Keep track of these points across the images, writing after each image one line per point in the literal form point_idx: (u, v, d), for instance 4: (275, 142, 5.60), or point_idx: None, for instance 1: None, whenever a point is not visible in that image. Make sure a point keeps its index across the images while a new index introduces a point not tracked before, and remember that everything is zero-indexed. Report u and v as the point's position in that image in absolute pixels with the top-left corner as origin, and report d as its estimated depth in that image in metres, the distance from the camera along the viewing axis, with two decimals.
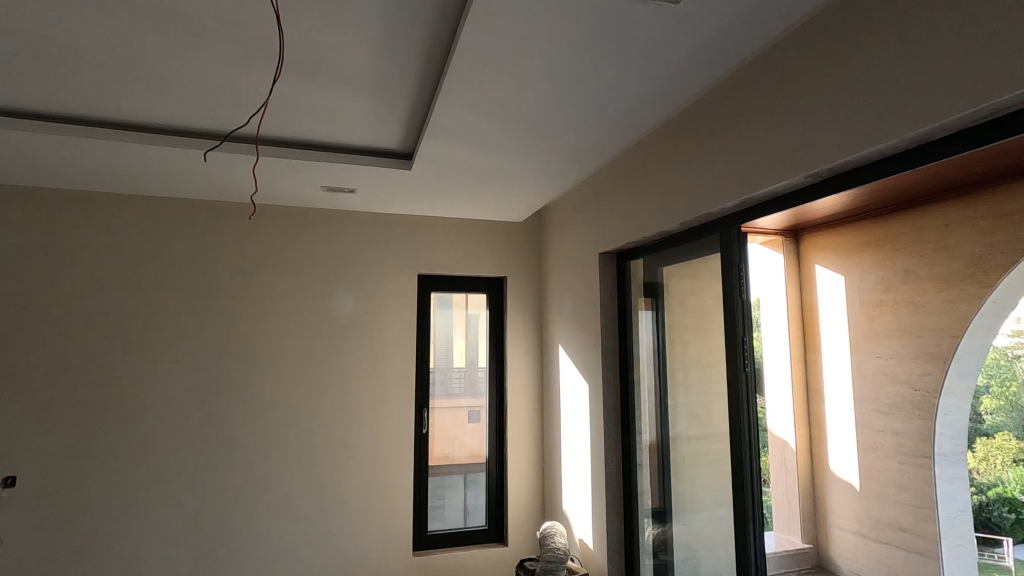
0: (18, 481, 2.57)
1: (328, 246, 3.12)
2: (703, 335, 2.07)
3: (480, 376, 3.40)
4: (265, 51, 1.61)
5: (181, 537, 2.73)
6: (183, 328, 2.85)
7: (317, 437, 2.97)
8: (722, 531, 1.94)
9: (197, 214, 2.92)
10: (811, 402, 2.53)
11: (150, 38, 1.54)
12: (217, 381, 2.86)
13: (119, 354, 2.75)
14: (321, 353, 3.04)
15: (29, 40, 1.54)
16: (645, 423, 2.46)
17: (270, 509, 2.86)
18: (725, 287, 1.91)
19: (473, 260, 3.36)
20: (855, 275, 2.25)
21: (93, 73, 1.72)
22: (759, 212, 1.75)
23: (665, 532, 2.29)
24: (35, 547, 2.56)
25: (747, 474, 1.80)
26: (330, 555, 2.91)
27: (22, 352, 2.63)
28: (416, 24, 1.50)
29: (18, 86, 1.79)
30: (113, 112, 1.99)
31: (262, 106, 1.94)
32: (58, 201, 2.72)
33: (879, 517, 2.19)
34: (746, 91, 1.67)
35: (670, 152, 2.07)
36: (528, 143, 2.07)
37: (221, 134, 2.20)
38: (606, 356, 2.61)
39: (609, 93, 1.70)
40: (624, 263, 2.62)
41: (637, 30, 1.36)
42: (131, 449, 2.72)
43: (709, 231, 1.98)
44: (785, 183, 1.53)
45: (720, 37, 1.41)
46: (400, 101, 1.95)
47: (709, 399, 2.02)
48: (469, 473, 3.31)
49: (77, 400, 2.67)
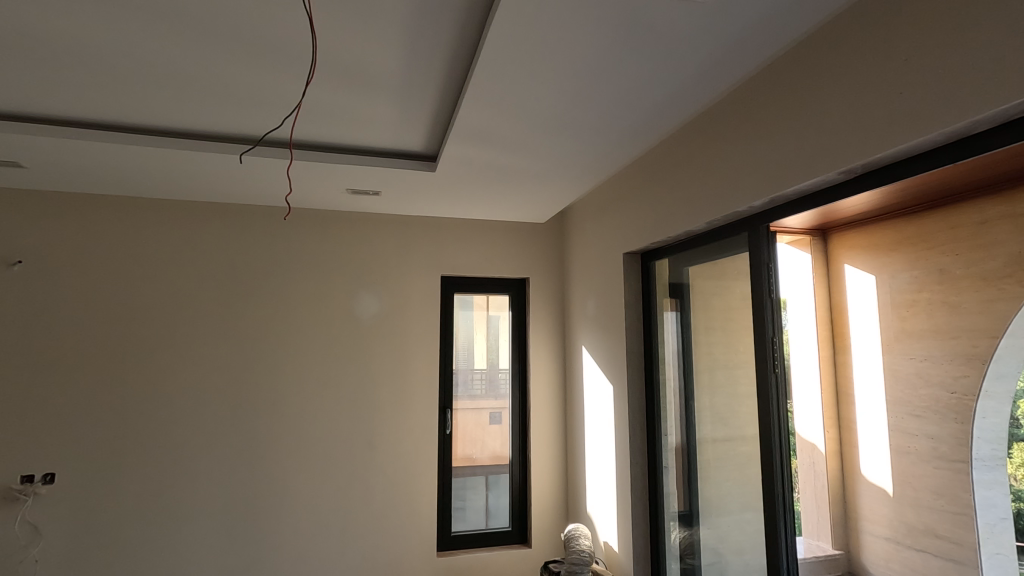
0: (57, 477, 2.66)
1: (352, 248, 3.15)
2: (730, 336, 2.04)
3: (502, 377, 3.40)
4: (292, 54, 1.64)
5: (211, 534, 2.78)
6: (213, 329, 2.91)
7: (343, 438, 3.01)
8: (751, 536, 1.90)
9: (226, 218, 2.99)
10: (840, 404, 2.47)
11: (178, 44, 1.58)
12: (246, 381, 2.92)
13: (152, 355, 2.83)
14: (347, 354, 3.07)
15: (67, 48, 1.59)
16: (670, 425, 2.43)
17: (297, 508, 2.90)
18: (754, 288, 1.88)
19: (495, 262, 3.37)
20: (886, 276, 2.19)
21: (128, 79, 1.77)
22: (788, 210, 1.72)
23: (691, 536, 2.26)
24: (73, 542, 2.64)
25: (778, 479, 1.77)
26: (356, 554, 2.94)
27: (62, 352, 2.73)
28: (442, 26, 1.52)
29: (59, 94, 1.86)
30: (146, 119, 2.05)
31: (294, 110, 1.99)
32: (95, 207, 2.82)
33: (913, 523, 2.12)
34: (775, 87, 1.64)
35: (695, 151, 2.04)
36: (552, 143, 2.07)
37: (252, 138, 2.25)
38: (630, 357, 2.59)
39: (634, 92, 1.69)
40: (649, 264, 2.60)
41: (663, 28, 1.36)
42: (164, 447, 2.79)
43: (736, 231, 1.95)
44: (817, 180, 1.50)
45: (748, 33, 1.39)
46: (424, 103, 1.96)
47: (736, 402, 1.99)
48: (491, 474, 3.31)
49: (113, 401, 2.76)
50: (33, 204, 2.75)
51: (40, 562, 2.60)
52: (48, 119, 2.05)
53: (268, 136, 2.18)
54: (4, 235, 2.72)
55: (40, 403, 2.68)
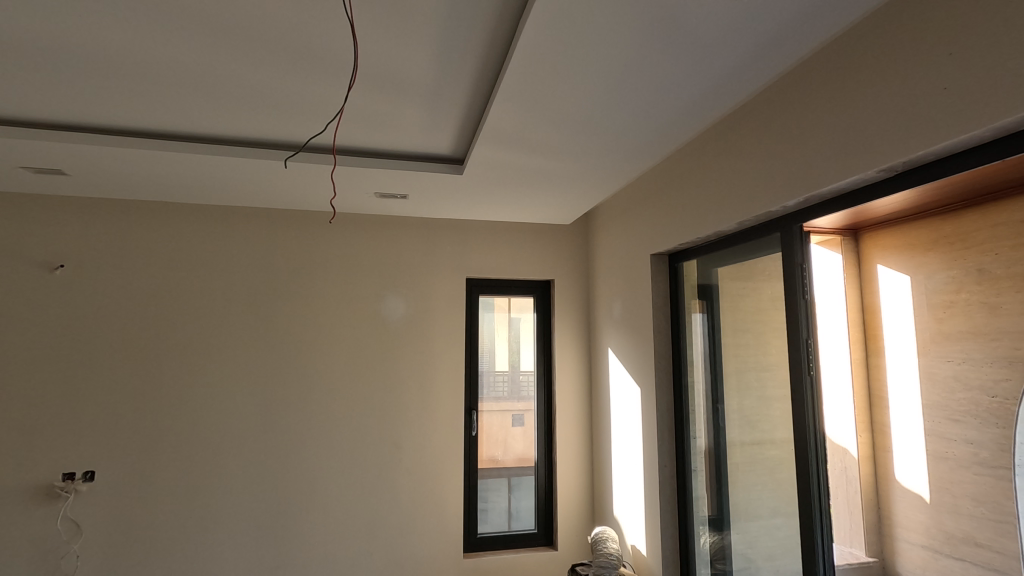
0: (97, 475, 2.73)
1: (378, 252, 3.19)
2: (760, 338, 2.02)
3: (525, 379, 3.40)
4: (323, 60, 1.66)
5: (242, 533, 2.83)
6: (244, 331, 2.97)
7: (370, 439, 3.04)
8: (783, 542, 1.88)
9: (256, 223, 3.05)
10: (874, 408, 2.32)
11: (217, 51, 1.61)
12: (275, 383, 2.97)
13: (185, 356, 2.89)
14: (373, 356, 3.10)
15: (108, 58, 1.64)
16: (699, 428, 2.40)
17: (327, 507, 2.94)
18: (786, 289, 1.85)
19: (520, 264, 3.37)
20: (921, 275, 2.07)
21: (164, 86, 1.82)
22: (822, 210, 1.69)
23: (722, 541, 2.23)
24: (111, 537, 2.71)
25: (815, 483, 1.74)
26: (383, 554, 2.97)
27: (102, 354, 2.81)
28: (474, 31, 1.53)
29: (100, 103, 1.92)
30: (183, 125, 2.11)
31: (336, 115, 2.02)
32: (132, 213, 2.91)
33: (952, 531, 2.01)
34: (809, 84, 1.61)
35: (724, 152, 2.03)
36: (580, 145, 2.07)
37: (297, 145, 2.32)
38: (658, 359, 2.57)
39: (665, 92, 1.68)
40: (676, 265, 2.57)
41: (697, 26, 1.34)
42: (198, 447, 2.85)
43: (768, 231, 1.93)
44: (855, 178, 1.46)
45: (785, 30, 1.37)
46: (453, 107, 1.98)
47: (768, 405, 1.96)
48: (514, 477, 3.31)
49: (149, 400, 2.83)
50: (75, 210, 2.85)
51: (82, 557, 2.68)
52: (91, 128, 2.12)
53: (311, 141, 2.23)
54: (47, 241, 2.81)
55: (82, 404, 2.76)
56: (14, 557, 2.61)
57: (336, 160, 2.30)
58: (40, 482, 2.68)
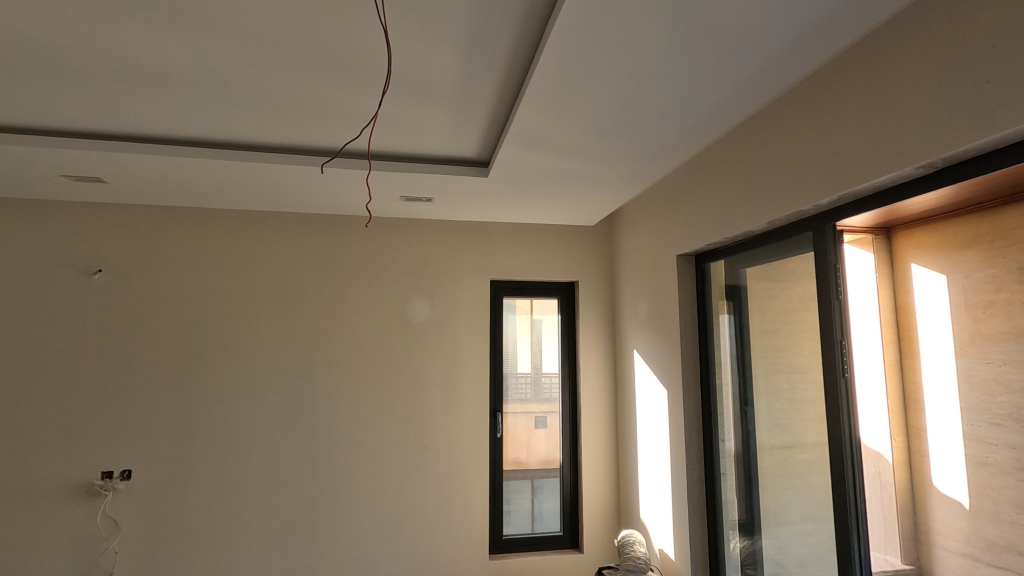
0: (133, 474, 2.81)
1: (404, 255, 3.22)
2: (791, 340, 1.98)
3: (547, 382, 3.39)
4: (351, 63, 1.68)
5: (273, 532, 2.88)
6: (273, 334, 3.02)
7: (396, 440, 3.07)
8: (814, 547, 1.85)
9: (285, 227, 3.11)
10: (908, 413, 1.95)
11: (250, 59, 1.65)
12: (303, 385, 3.02)
13: (217, 358, 2.96)
14: (400, 358, 3.13)
15: (145, 67, 1.70)
16: (728, 431, 2.37)
17: (355, 507, 2.97)
18: (820, 289, 1.82)
19: (544, 267, 3.37)
20: (958, 275, 1.77)
21: (198, 95, 1.87)
22: (856, 208, 1.66)
23: (753, 546, 2.19)
24: (147, 535, 2.79)
25: (851, 489, 1.71)
26: (409, 555, 2.99)
27: (138, 356, 2.89)
28: (502, 32, 1.53)
29: (138, 112, 1.99)
30: (216, 132, 2.17)
31: (369, 121, 2.05)
32: (165, 218, 2.99)
33: (994, 539, 1.67)
34: (841, 81, 1.59)
35: (753, 151, 2.00)
36: (607, 146, 2.07)
37: (331, 151, 2.37)
38: (686, 361, 2.54)
39: (694, 92, 1.67)
40: (703, 266, 2.54)
41: (728, 25, 1.33)
42: (230, 448, 2.91)
43: (799, 231, 1.90)
44: (892, 176, 1.43)
45: (817, 27, 1.35)
46: (479, 110, 1.99)
47: (798, 408, 1.93)
48: (537, 479, 3.30)
49: (183, 401, 2.90)
50: (112, 217, 2.94)
51: (120, 553, 2.76)
52: (128, 137, 2.20)
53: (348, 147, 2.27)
54: (86, 247, 2.91)
55: (118, 404, 2.85)
56: (56, 552, 2.71)
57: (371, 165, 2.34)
58: (80, 480, 2.77)
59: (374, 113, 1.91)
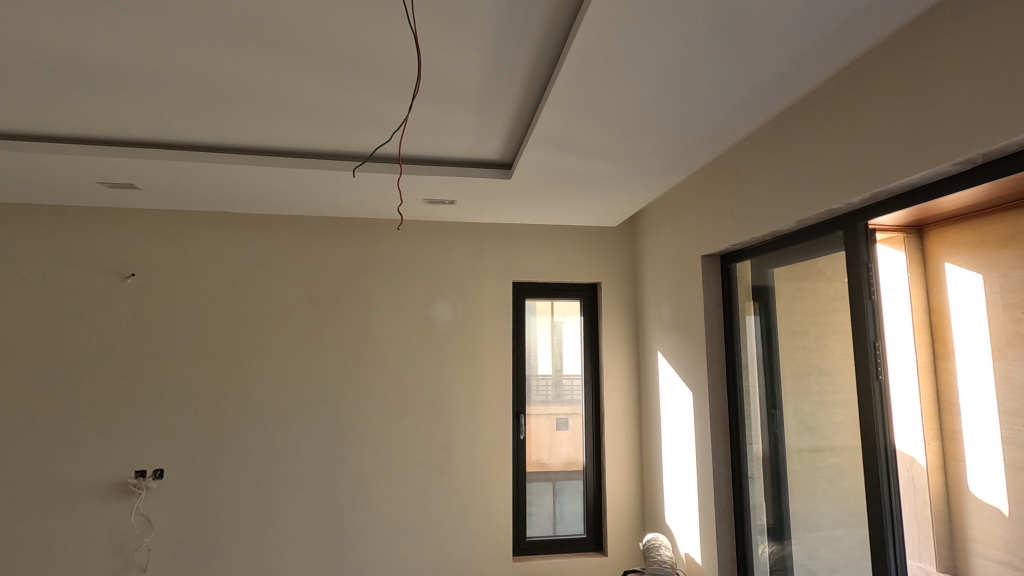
0: (165, 473, 2.88)
1: (426, 258, 3.24)
2: (820, 341, 1.95)
3: (569, 383, 3.38)
4: (375, 69, 1.71)
5: (300, 532, 2.93)
6: (300, 336, 3.07)
7: (420, 441, 3.09)
8: (845, 554, 1.82)
9: (310, 230, 3.16)
10: (942, 416, 1.81)
11: (279, 65, 1.69)
12: (328, 386, 3.06)
13: (245, 360, 3.01)
14: (423, 359, 3.16)
15: (178, 76, 1.75)
16: (755, 433, 2.33)
17: (380, 507, 3.00)
18: (852, 290, 1.78)
19: (567, 268, 3.36)
20: (996, 273, 1.67)
21: (227, 102, 1.92)
22: (889, 207, 1.61)
23: (782, 551, 2.14)
24: (178, 533, 2.85)
25: (886, 493, 1.67)
26: (433, 556, 3.00)
27: (169, 358, 2.96)
28: (527, 34, 1.54)
29: (171, 119, 2.05)
30: (245, 138, 2.22)
31: (400, 125, 2.09)
32: (195, 223, 3.06)
33: None
34: (871, 78, 1.55)
35: (780, 149, 1.97)
36: (631, 147, 2.05)
37: (362, 156, 2.41)
38: (711, 363, 2.51)
39: (718, 91, 1.65)
40: (729, 266, 2.51)
41: (755, 22, 1.31)
42: (260, 448, 2.96)
43: (830, 230, 1.86)
44: (927, 173, 1.39)
45: (846, 23, 1.33)
46: (503, 111, 1.99)
47: (828, 411, 1.90)
48: (559, 481, 3.29)
49: (212, 401, 2.96)
50: (144, 222, 3.02)
51: (153, 551, 2.83)
52: (161, 144, 2.26)
53: (378, 151, 2.31)
54: (120, 251, 3.00)
55: (151, 404, 2.92)
56: (92, 549, 2.79)
57: (401, 169, 2.37)
58: (115, 479, 2.84)
59: (404, 117, 1.94)
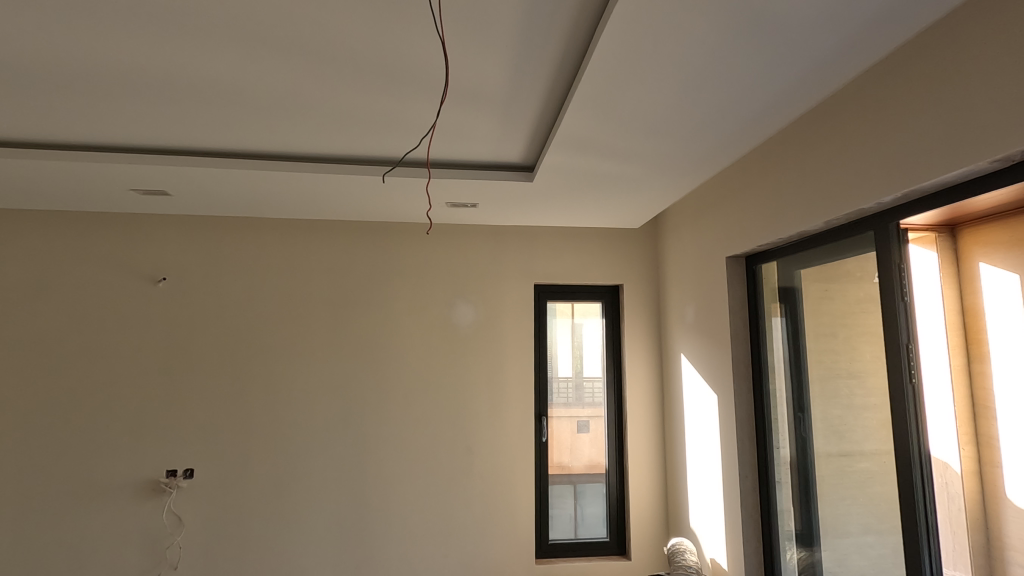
0: (195, 473, 2.95)
1: (448, 261, 3.26)
2: (850, 343, 1.91)
3: (590, 386, 3.37)
4: (398, 74, 1.73)
5: (326, 533, 2.96)
6: (325, 339, 3.12)
7: (444, 443, 3.10)
8: (877, 561, 1.79)
9: (335, 234, 3.20)
10: (978, 419, 1.68)
11: (305, 72, 1.72)
12: (353, 389, 3.09)
13: (270, 362, 3.07)
14: (445, 362, 3.18)
15: (208, 85, 1.80)
16: (783, 437, 2.29)
17: (405, 508, 3.02)
18: (883, 291, 1.73)
19: (589, 270, 3.35)
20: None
21: (255, 109, 1.97)
22: (921, 207, 1.58)
23: (811, 557, 2.11)
24: (207, 531, 2.91)
25: (920, 499, 1.63)
26: (458, 557, 3.02)
27: (199, 360, 3.03)
28: (552, 36, 1.53)
29: (201, 127, 2.10)
30: (271, 145, 2.26)
31: (428, 131, 2.12)
32: (223, 227, 3.13)
33: None
34: (901, 77, 1.52)
35: (807, 149, 1.94)
36: (655, 148, 2.04)
37: (393, 161, 2.44)
38: (736, 365, 2.47)
39: (742, 91, 1.64)
40: (754, 267, 2.48)
41: (782, 22, 1.30)
42: (287, 449, 3.01)
43: (860, 230, 1.82)
44: (962, 171, 1.36)
45: (873, 20, 1.31)
46: (526, 115, 2.00)
47: (857, 414, 1.87)
48: (579, 483, 3.28)
49: (240, 402, 3.02)
50: (174, 227, 3.10)
51: (184, 548, 2.89)
52: (191, 152, 2.32)
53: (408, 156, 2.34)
54: (152, 256, 3.08)
55: (181, 405, 2.99)
56: (126, 546, 2.86)
57: (430, 174, 2.40)
58: (148, 478, 2.92)
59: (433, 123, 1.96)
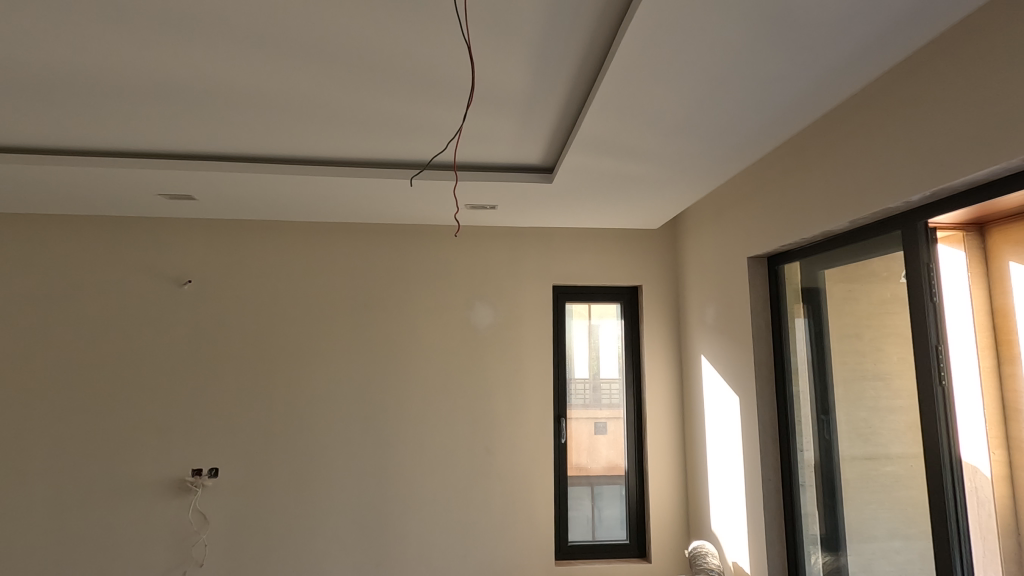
0: (220, 472, 3.00)
1: (467, 262, 3.28)
2: (876, 344, 1.87)
3: (608, 387, 3.35)
4: (418, 78, 1.75)
5: (347, 532, 2.99)
6: (346, 340, 3.15)
7: (463, 444, 3.11)
8: (904, 566, 1.76)
9: (355, 236, 3.24)
10: (1008, 422, 1.55)
11: (327, 77, 1.75)
12: (372, 390, 3.12)
13: (292, 363, 3.11)
14: (464, 363, 3.19)
15: (234, 91, 1.84)
16: (807, 439, 2.26)
17: (425, 508, 3.04)
18: (912, 292, 1.71)
19: (607, 270, 3.34)
20: None
21: (279, 114, 2.00)
22: (950, 206, 1.55)
23: (837, 562, 2.07)
24: (231, 529, 2.96)
25: (951, 502, 1.59)
26: (478, 557, 3.03)
27: (223, 361, 3.09)
28: (574, 37, 1.53)
29: (225, 133, 2.15)
30: (293, 149, 2.30)
31: (455, 134, 2.14)
32: (246, 231, 3.18)
33: None
34: (925, 75, 1.50)
35: (829, 149, 1.91)
36: (675, 148, 2.03)
37: (419, 163, 2.46)
38: (758, 367, 2.43)
39: (764, 91, 1.62)
40: (776, 267, 2.44)
41: (804, 23, 1.29)
42: (308, 449, 3.05)
43: (886, 229, 1.79)
44: (992, 170, 1.33)
45: (898, 19, 1.29)
46: (546, 116, 2.00)
47: (883, 417, 1.84)
48: (596, 486, 3.26)
49: (262, 402, 3.07)
50: (198, 231, 3.16)
51: (209, 546, 2.94)
52: (216, 157, 2.37)
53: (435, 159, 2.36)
54: (177, 259, 3.14)
55: (206, 405, 3.04)
56: (153, 542, 2.92)
57: (456, 176, 2.42)
58: (174, 476, 2.98)
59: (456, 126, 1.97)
